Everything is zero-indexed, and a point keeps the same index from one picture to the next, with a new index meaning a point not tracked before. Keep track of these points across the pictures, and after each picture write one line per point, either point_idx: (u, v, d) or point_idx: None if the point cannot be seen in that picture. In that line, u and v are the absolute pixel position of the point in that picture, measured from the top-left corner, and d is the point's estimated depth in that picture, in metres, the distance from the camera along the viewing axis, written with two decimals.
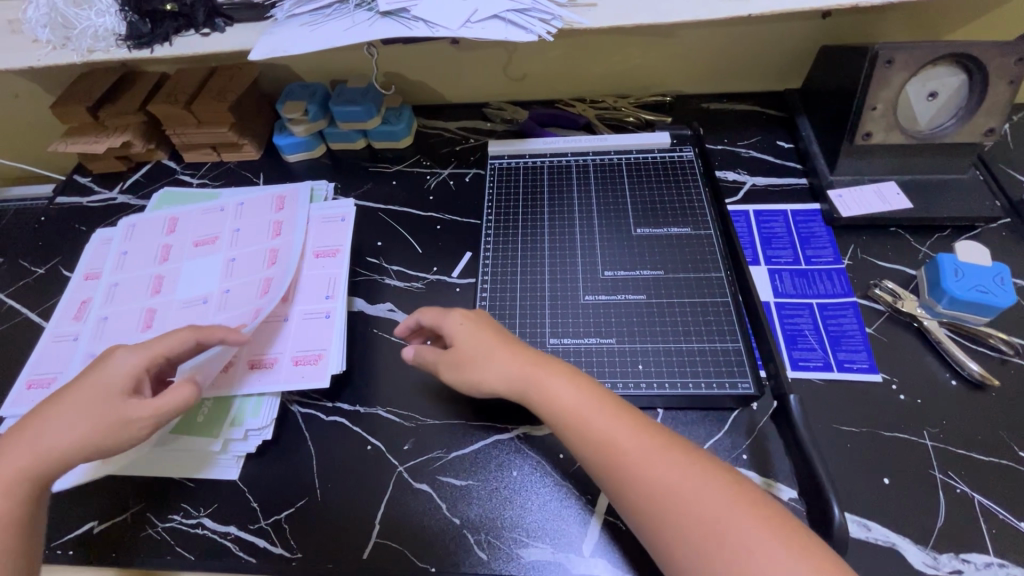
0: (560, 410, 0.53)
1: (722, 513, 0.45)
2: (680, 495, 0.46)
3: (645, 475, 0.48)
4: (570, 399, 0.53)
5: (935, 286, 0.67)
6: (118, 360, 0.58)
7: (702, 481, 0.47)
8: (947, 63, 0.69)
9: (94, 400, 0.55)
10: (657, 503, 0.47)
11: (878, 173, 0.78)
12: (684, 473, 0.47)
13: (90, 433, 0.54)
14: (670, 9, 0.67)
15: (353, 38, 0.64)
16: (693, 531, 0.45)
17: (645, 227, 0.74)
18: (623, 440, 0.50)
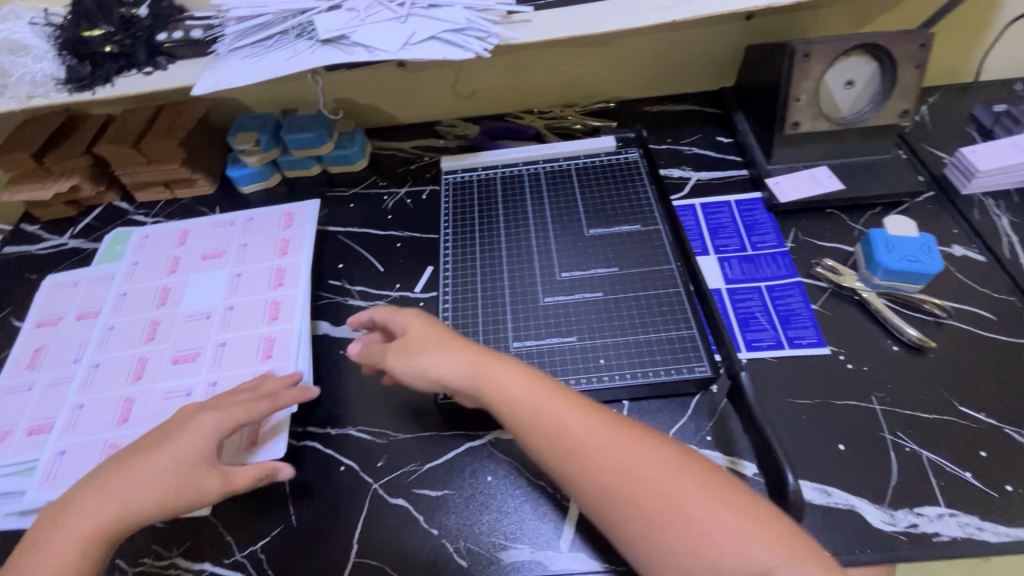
0: (504, 400, 0.53)
1: (672, 486, 0.46)
2: (627, 472, 0.47)
3: (594, 456, 0.48)
4: (514, 388, 0.53)
5: (870, 260, 0.71)
6: (195, 425, 0.55)
7: (649, 455, 0.48)
8: (858, 54, 0.74)
9: (175, 472, 0.52)
10: (606, 483, 0.47)
11: (811, 159, 0.83)
12: (632, 449, 0.48)
13: (167, 496, 0.52)
14: (599, 21, 0.71)
15: (295, 67, 0.65)
16: (643, 506, 0.46)
17: (601, 226, 0.77)
18: (571, 423, 0.50)
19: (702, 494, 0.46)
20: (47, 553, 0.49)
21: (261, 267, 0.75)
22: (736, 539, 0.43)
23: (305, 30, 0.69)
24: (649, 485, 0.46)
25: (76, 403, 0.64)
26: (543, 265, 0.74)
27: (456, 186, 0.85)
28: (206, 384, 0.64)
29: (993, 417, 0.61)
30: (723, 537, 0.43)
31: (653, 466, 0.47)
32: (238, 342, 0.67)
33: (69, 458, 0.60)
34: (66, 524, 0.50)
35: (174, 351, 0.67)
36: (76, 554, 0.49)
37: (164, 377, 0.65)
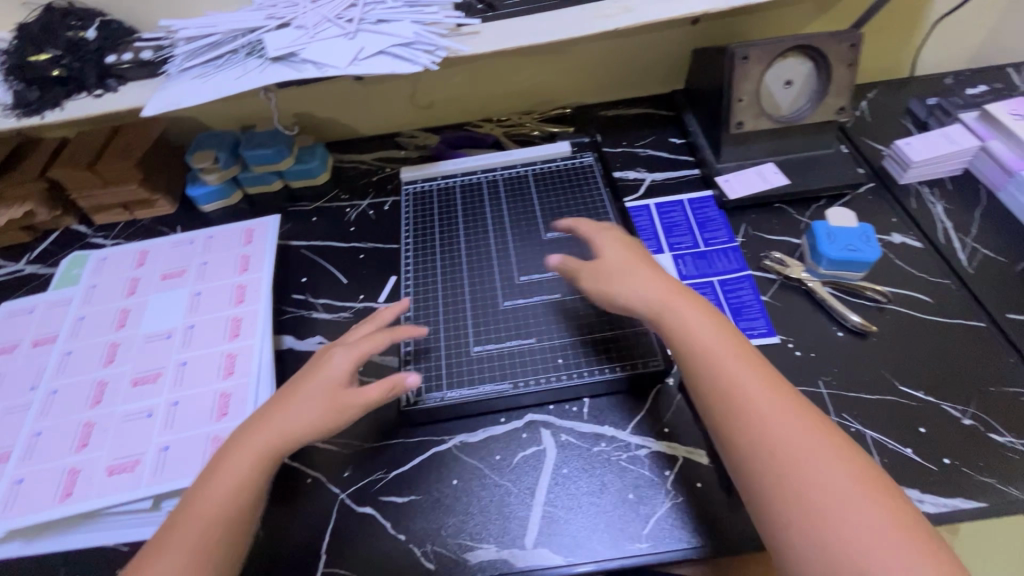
0: (681, 327, 0.57)
1: (842, 488, 0.45)
2: (797, 453, 0.47)
3: (769, 426, 0.49)
4: (704, 334, 0.56)
5: (814, 251, 0.75)
6: (334, 359, 0.60)
7: (802, 423, 0.49)
8: (794, 55, 0.78)
9: (324, 398, 0.57)
10: (773, 454, 0.47)
11: (758, 157, 0.86)
12: (808, 437, 0.48)
13: (321, 418, 0.56)
14: (544, 31, 0.73)
15: (245, 86, 0.66)
16: (804, 492, 0.45)
17: (558, 229, 0.79)
18: (737, 367, 0.53)
19: (872, 505, 0.44)
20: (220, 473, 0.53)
21: (222, 284, 0.75)
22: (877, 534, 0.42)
23: (255, 49, 0.70)
24: (798, 448, 0.47)
25: (34, 430, 0.64)
26: (502, 269, 0.76)
27: (416, 197, 0.86)
28: (167, 405, 0.64)
29: (930, 394, 0.65)
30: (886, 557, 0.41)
31: (810, 435, 0.48)
32: (199, 361, 0.67)
33: (28, 485, 0.60)
34: (236, 449, 0.55)
35: (134, 374, 0.67)
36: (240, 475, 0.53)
37: (125, 400, 0.65)
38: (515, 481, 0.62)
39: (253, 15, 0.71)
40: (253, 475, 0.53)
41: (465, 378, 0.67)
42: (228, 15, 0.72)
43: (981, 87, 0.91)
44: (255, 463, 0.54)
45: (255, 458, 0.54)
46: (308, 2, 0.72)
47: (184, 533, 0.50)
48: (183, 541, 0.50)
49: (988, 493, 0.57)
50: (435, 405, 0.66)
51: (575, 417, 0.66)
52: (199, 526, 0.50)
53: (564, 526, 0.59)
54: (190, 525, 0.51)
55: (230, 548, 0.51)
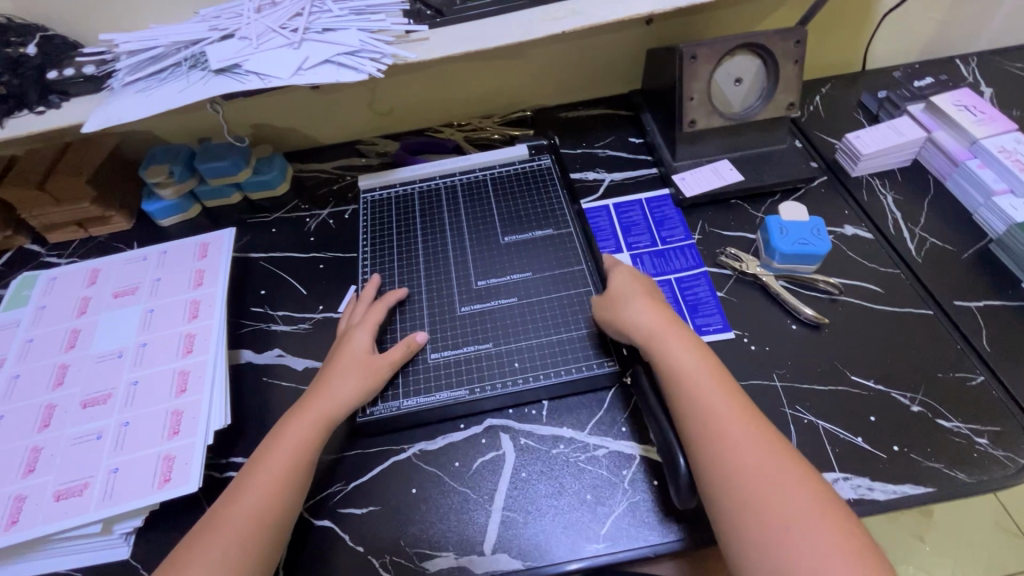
0: (676, 374, 0.57)
1: (804, 524, 0.47)
2: (766, 487, 0.49)
3: (742, 460, 0.51)
4: (691, 366, 0.58)
5: (768, 245, 0.76)
6: (355, 335, 0.67)
7: (787, 477, 0.50)
8: (742, 52, 0.79)
9: (358, 366, 0.65)
10: (744, 487, 0.50)
11: (713, 154, 0.87)
12: (778, 472, 0.50)
13: (363, 380, 0.64)
14: (493, 35, 0.73)
15: (187, 99, 0.65)
16: (766, 527, 0.47)
17: (515, 233, 0.79)
18: (730, 419, 0.53)
19: (831, 542, 0.46)
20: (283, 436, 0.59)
21: (177, 300, 0.74)
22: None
23: (198, 61, 0.69)
24: (783, 510, 0.48)
25: None
26: (460, 276, 0.75)
27: (373, 206, 0.85)
28: (118, 426, 0.63)
29: (881, 383, 0.66)
30: None
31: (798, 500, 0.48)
32: (151, 379, 0.66)
33: None
34: (293, 420, 0.60)
35: (83, 396, 0.65)
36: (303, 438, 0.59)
37: (74, 422, 0.64)
38: (475, 487, 0.62)
39: (196, 27, 0.71)
40: (306, 445, 0.59)
41: (422, 385, 0.67)
42: (171, 28, 0.72)
43: (928, 79, 0.92)
44: (310, 432, 0.60)
45: (308, 428, 0.60)
46: (252, 12, 0.71)
47: (248, 499, 0.55)
48: (249, 500, 0.55)
49: (936, 478, 0.59)
50: (391, 413, 0.66)
51: (534, 420, 0.66)
52: (266, 486, 0.55)
53: (523, 529, 0.59)
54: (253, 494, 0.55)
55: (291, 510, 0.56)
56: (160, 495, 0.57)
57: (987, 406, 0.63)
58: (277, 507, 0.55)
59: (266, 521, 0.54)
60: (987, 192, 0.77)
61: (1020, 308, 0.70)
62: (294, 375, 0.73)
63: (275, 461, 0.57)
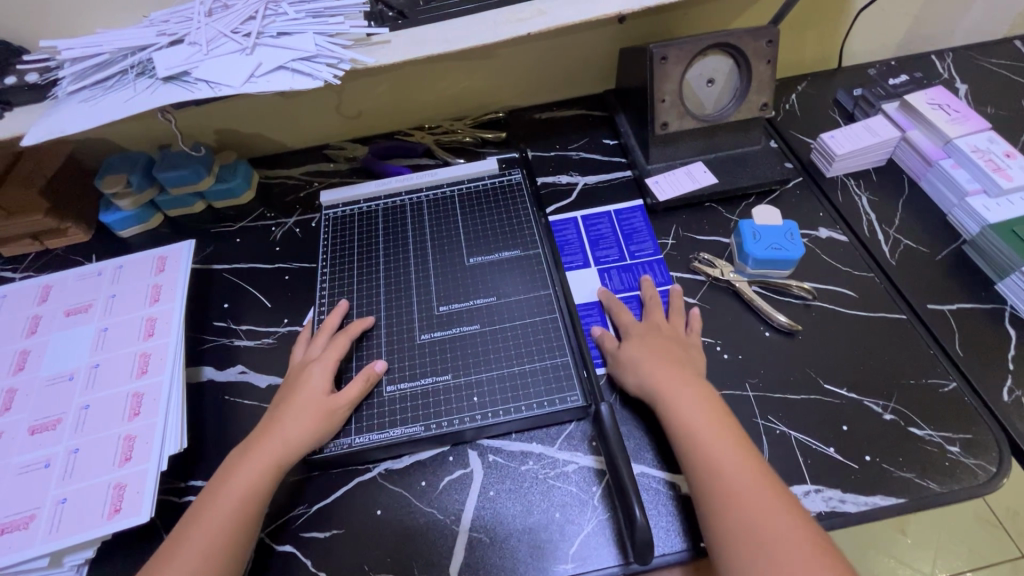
0: (685, 430, 0.57)
1: None
2: (770, 548, 0.48)
3: (747, 519, 0.50)
4: (698, 423, 0.57)
5: (741, 250, 0.75)
6: (313, 372, 0.64)
7: (790, 534, 0.48)
8: (714, 52, 0.77)
9: (312, 410, 0.61)
10: (750, 546, 0.48)
11: (687, 156, 0.85)
12: (783, 532, 0.49)
13: (315, 424, 0.61)
14: (455, 38, 0.71)
15: (132, 110, 0.62)
16: None
17: (481, 254, 0.77)
18: (737, 472, 0.53)
19: None
20: (222, 495, 0.56)
21: (132, 318, 0.71)
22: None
23: (146, 69, 0.65)
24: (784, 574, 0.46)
25: None
26: (421, 305, 0.73)
27: (332, 230, 0.82)
28: (67, 452, 0.60)
29: (853, 391, 0.65)
30: None
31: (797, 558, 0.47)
32: (104, 403, 0.64)
33: None
34: (236, 476, 0.57)
35: (30, 423, 0.63)
36: (247, 493, 0.56)
37: (21, 449, 0.61)
38: (441, 507, 0.61)
39: (144, 33, 0.67)
40: (250, 497, 0.56)
41: (375, 422, 0.64)
42: (117, 33, 0.68)
43: (902, 77, 0.91)
44: (258, 479, 0.57)
45: (254, 476, 0.57)
46: (203, 16, 0.67)
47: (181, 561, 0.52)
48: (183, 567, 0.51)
49: (907, 488, 0.58)
50: (342, 452, 0.62)
51: (503, 436, 0.65)
52: (202, 549, 0.52)
53: (491, 550, 0.58)
54: (198, 541, 0.53)
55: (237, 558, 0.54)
56: (111, 526, 0.55)
57: (958, 412, 0.63)
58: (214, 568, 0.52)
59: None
60: (961, 193, 0.76)
61: (993, 311, 0.69)
62: (257, 392, 0.71)
63: (216, 516, 0.54)
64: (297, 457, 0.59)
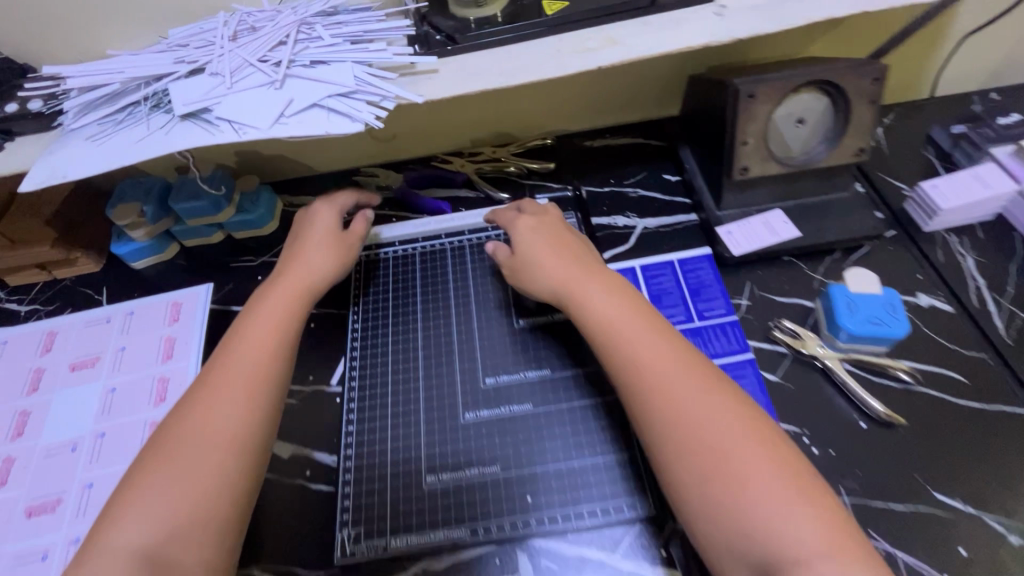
0: (596, 318, 0.56)
1: (730, 443, 0.47)
2: (694, 423, 0.48)
3: (667, 401, 0.50)
4: (604, 313, 0.56)
5: (831, 321, 0.65)
6: (318, 217, 0.70)
7: (714, 401, 0.49)
8: (808, 89, 0.67)
9: (321, 245, 0.67)
10: (675, 428, 0.48)
11: (763, 202, 0.76)
12: (705, 402, 0.49)
13: (331, 258, 0.67)
14: (513, 68, 0.61)
15: (144, 153, 0.53)
16: (700, 462, 0.46)
17: (532, 314, 0.68)
18: (651, 353, 0.52)
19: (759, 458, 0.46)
20: (246, 332, 0.58)
21: (143, 377, 0.64)
22: (802, 541, 0.42)
23: (161, 100, 0.57)
24: (709, 437, 0.47)
25: None
26: (463, 376, 0.65)
27: (363, 276, 0.75)
28: (67, 544, 0.54)
29: (970, 503, 0.55)
30: (768, 505, 0.44)
31: (718, 430, 0.47)
32: (109, 483, 0.57)
33: None
34: (257, 313, 0.59)
35: (26, 504, 0.56)
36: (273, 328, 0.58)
37: (16, 536, 0.54)
38: None
39: (159, 59, 0.59)
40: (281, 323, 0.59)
41: (413, 522, 0.56)
42: (131, 58, 0.60)
43: (1014, 116, 0.79)
44: (287, 305, 0.61)
45: (283, 300, 0.61)
46: (227, 41, 0.59)
47: (223, 393, 0.53)
48: (228, 397, 0.53)
49: None
50: (377, 556, 0.55)
51: (558, 531, 0.55)
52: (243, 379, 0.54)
53: None
54: (230, 390, 0.53)
55: (281, 375, 0.56)
56: None
57: None
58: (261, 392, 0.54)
59: (261, 386, 0.54)
60: None
61: None
62: (279, 465, 0.63)
63: (249, 345, 0.56)
64: (319, 282, 0.65)
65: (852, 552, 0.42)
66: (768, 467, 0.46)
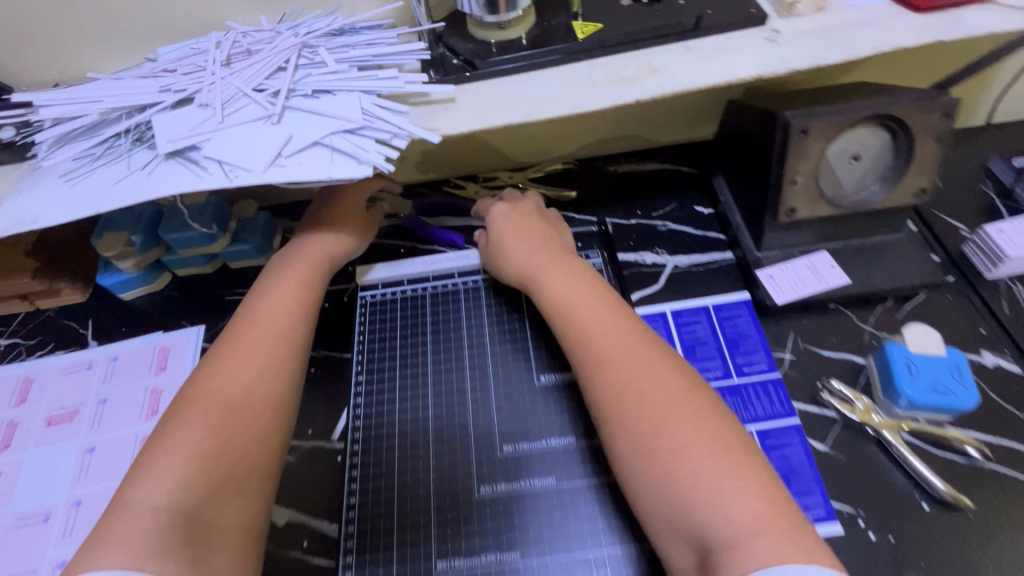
0: (552, 298, 0.60)
1: (666, 418, 0.49)
2: (637, 398, 0.51)
3: (616, 377, 0.52)
4: (562, 294, 0.60)
5: (889, 384, 0.59)
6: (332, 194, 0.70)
7: (658, 380, 0.51)
8: (867, 123, 0.60)
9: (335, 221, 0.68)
10: (620, 402, 0.51)
11: (808, 243, 0.69)
12: (653, 380, 0.51)
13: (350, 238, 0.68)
14: (540, 99, 0.54)
15: (123, 198, 0.47)
16: (638, 433, 0.49)
17: (554, 371, 0.63)
18: (605, 332, 0.55)
19: (695, 434, 0.47)
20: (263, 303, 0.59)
21: (125, 436, 0.58)
22: (726, 513, 0.43)
23: (142, 134, 0.51)
24: (648, 411, 0.50)
25: None
26: (479, 440, 0.60)
27: (370, 317, 0.70)
28: None
29: None
30: (696, 478, 0.45)
31: (656, 403, 0.50)
32: None
33: None
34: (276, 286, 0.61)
35: None
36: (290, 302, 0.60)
37: None
38: None
39: (144, 85, 0.52)
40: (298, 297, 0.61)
41: None
42: (114, 84, 0.53)
43: None
44: (304, 279, 0.62)
45: (301, 273, 0.63)
46: (220, 67, 0.53)
47: (242, 356, 0.54)
48: (247, 362, 0.54)
49: None
50: None
51: None
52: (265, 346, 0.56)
53: None
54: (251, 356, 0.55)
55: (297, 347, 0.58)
56: None
57: None
58: (281, 362, 0.55)
59: (278, 353, 0.56)
60: None
61: None
62: (273, 534, 0.57)
63: (266, 315, 0.58)
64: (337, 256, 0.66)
65: (783, 533, 0.42)
66: (704, 444, 0.47)
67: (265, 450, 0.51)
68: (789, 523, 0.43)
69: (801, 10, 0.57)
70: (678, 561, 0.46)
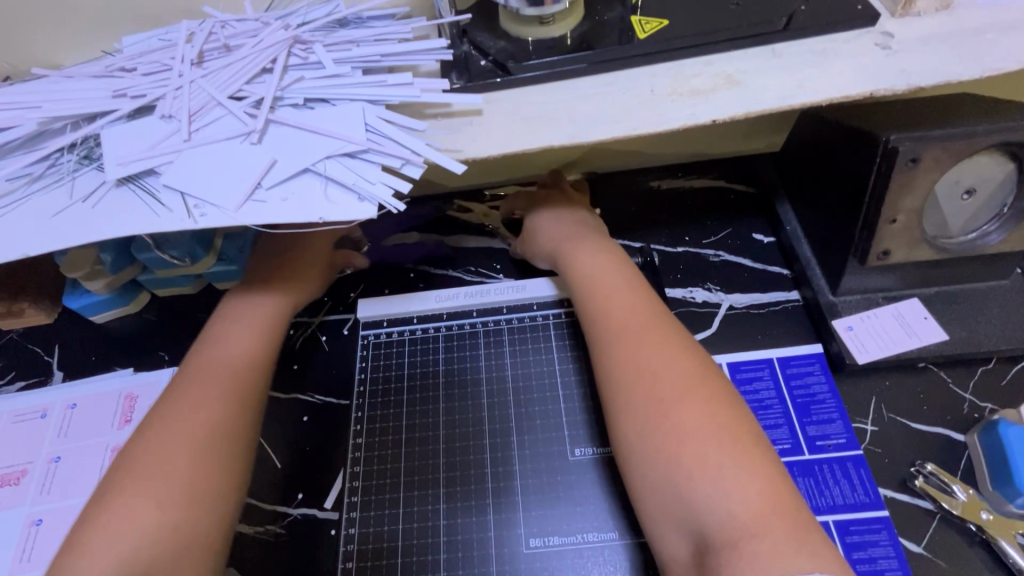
0: (574, 271, 0.55)
1: (679, 396, 0.43)
2: (648, 371, 0.45)
3: (629, 351, 0.47)
4: (589, 267, 0.55)
5: (1002, 475, 0.48)
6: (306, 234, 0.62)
7: (675, 356, 0.45)
8: (991, 152, 0.48)
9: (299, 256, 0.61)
10: (631, 374, 0.45)
11: (895, 289, 0.57)
12: (672, 358, 0.45)
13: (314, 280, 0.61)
14: (588, 114, 0.43)
15: (59, 239, 0.37)
16: (641, 408, 0.43)
17: (590, 444, 0.54)
18: (625, 309, 0.50)
19: (706, 418, 0.41)
20: (230, 328, 0.54)
21: (75, 506, 0.54)
22: (726, 502, 0.37)
23: (92, 151, 0.41)
24: (659, 385, 0.44)
25: None
26: (500, 529, 0.51)
27: (373, 362, 0.60)
28: None
29: None
30: (702, 461, 0.39)
31: (665, 377, 0.44)
32: None
33: None
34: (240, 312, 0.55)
35: None
36: (259, 331, 0.54)
37: None
38: None
39: (96, 88, 0.43)
40: (263, 325, 0.55)
41: None
42: (60, 87, 0.43)
43: None
44: (271, 309, 0.56)
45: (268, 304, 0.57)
46: (190, 69, 0.42)
47: (203, 386, 0.48)
48: (211, 392, 0.48)
49: None
50: None
51: None
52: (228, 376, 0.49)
53: None
54: (208, 387, 0.48)
55: (263, 379, 0.52)
56: None
57: None
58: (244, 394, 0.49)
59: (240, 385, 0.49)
60: None
61: None
62: None
63: (231, 344, 0.52)
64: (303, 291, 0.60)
65: (784, 536, 0.35)
66: (713, 430, 0.41)
67: (225, 495, 0.45)
68: (794, 525, 0.36)
69: (921, 8, 0.45)
70: (672, 551, 0.40)
